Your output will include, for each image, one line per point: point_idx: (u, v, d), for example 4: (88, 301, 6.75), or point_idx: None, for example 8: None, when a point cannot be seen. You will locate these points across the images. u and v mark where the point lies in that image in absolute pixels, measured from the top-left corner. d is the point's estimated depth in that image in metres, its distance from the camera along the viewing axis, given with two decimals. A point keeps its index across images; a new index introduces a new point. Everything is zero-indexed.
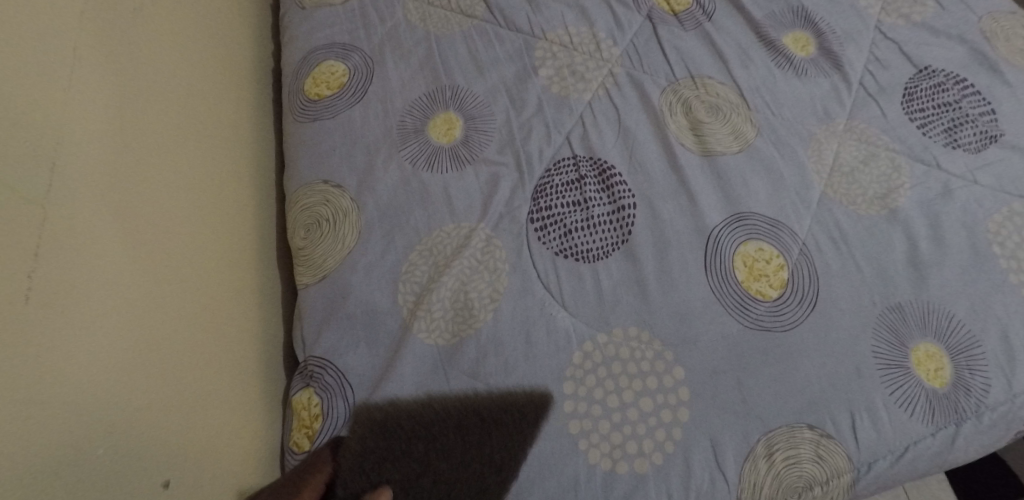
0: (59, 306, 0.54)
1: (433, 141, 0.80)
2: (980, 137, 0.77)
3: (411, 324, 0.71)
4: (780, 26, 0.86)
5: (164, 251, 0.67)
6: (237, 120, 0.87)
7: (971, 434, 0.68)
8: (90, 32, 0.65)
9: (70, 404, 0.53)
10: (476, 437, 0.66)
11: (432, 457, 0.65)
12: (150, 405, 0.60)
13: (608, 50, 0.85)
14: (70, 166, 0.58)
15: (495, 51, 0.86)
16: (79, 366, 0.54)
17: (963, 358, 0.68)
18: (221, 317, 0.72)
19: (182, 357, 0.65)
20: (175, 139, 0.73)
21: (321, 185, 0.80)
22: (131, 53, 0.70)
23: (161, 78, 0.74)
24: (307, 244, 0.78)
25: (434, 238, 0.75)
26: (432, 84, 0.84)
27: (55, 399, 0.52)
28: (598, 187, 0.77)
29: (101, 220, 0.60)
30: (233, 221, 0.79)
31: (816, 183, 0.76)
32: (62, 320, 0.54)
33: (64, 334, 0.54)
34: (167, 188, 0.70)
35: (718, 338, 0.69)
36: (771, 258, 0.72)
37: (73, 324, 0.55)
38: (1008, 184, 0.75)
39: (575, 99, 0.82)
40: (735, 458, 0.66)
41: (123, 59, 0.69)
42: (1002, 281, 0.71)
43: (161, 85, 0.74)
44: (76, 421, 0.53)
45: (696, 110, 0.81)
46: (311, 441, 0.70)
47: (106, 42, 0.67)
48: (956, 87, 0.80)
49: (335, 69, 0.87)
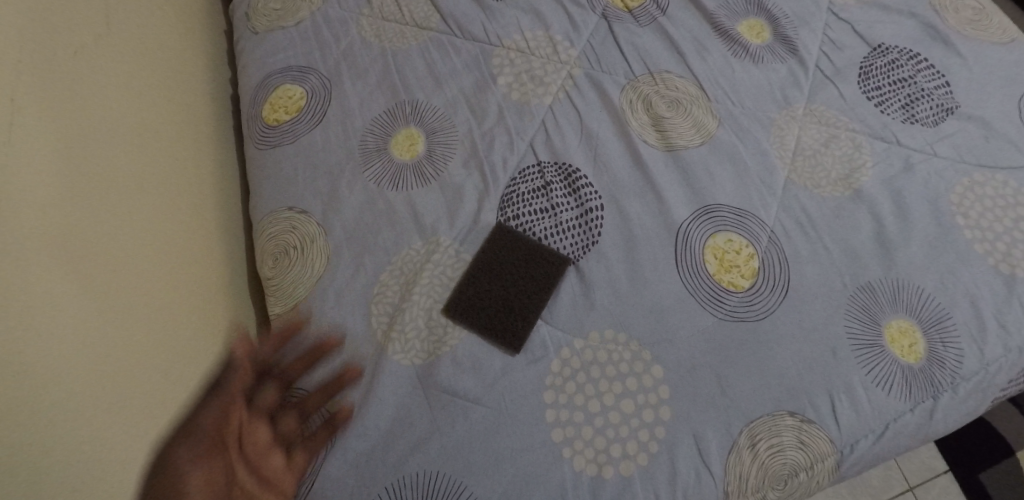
0: (21, 367, 0.55)
1: (396, 158, 0.80)
2: (937, 110, 0.78)
3: (386, 347, 0.71)
4: (733, 14, 0.86)
5: (128, 294, 0.68)
6: (199, 152, 0.87)
7: (951, 406, 0.69)
8: (32, 85, 0.65)
9: (40, 461, 0.54)
10: (523, 260, 0.73)
11: (502, 290, 0.72)
12: (121, 447, 0.61)
13: (565, 52, 0.85)
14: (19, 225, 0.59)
15: (452, 62, 0.86)
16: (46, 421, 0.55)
17: (936, 331, 0.69)
18: (195, 352, 0.73)
19: (153, 396, 0.66)
20: (132, 181, 0.74)
21: (287, 212, 0.79)
22: (79, 102, 0.70)
23: (113, 122, 0.74)
24: (276, 274, 0.77)
25: (404, 257, 0.75)
26: (391, 100, 0.84)
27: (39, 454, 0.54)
28: (564, 191, 0.77)
29: (55, 272, 0.61)
30: (200, 255, 0.80)
31: (780, 169, 0.76)
32: (25, 379, 0.55)
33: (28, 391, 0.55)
34: (125, 231, 0.70)
35: (694, 333, 0.70)
36: (740, 248, 0.72)
37: (34, 381, 0.55)
38: (968, 154, 0.76)
39: (536, 104, 0.82)
40: (719, 452, 0.66)
41: (69, 108, 0.69)
42: (968, 252, 0.71)
43: (113, 130, 0.74)
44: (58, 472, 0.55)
45: (655, 105, 0.81)
46: (294, 473, 0.68)
47: (50, 93, 0.67)
48: (910, 62, 0.81)
49: (292, 93, 0.86)
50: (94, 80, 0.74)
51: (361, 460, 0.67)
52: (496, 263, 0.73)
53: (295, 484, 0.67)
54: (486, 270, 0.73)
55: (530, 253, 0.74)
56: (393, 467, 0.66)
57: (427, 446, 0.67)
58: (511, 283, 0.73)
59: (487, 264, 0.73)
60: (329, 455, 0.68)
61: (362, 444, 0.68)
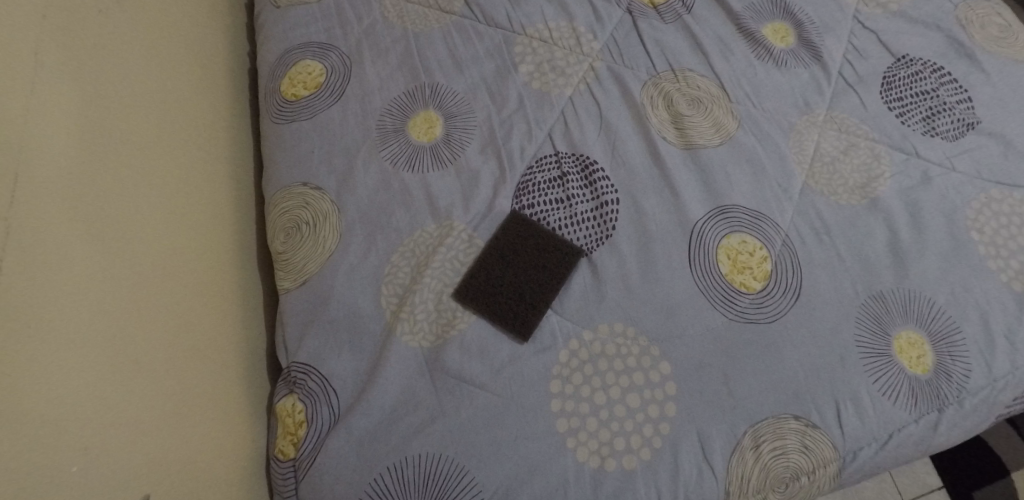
0: (24, 323, 0.54)
1: (413, 140, 0.80)
2: (957, 125, 0.78)
3: (394, 327, 0.71)
4: (759, 17, 0.86)
5: (139, 258, 0.67)
6: (215, 124, 0.86)
7: (955, 419, 0.69)
8: (51, 44, 0.65)
9: (38, 421, 0.54)
10: (533, 248, 0.73)
11: (513, 276, 0.72)
12: (127, 413, 0.61)
13: (588, 45, 0.85)
14: (32, 181, 0.58)
15: (474, 47, 0.85)
16: (48, 379, 0.55)
17: (945, 344, 0.69)
18: (205, 323, 0.73)
19: (161, 364, 0.66)
20: (148, 146, 0.73)
21: (301, 187, 0.79)
22: (98, 64, 0.70)
23: (132, 88, 0.74)
24: (287, 248, 0.77)
25: (417, 239, 0.75)
26: (411, 82, 0.83)
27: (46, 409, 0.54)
28: (580, 183, 0.77)
29: (68, 232, 0.61)
30: (213, 227, 0.79)
31: (797, 173, 0.76)
32: (24, 336, 0.54)
33: (29, 349, 0.54)
34: (139, 196, 0.70)
35: (704, 331, 0.70)
36: (754, 250, 0.72)
37: (34, 338, 0.55)
38: (986, 171, 0.76)
39: (557, 95, 0.82)
40: (723, 451, 0.66)
41: (89, 70, 0.69)
42: (981, 267, 0.71)
43: (132, 95, 0.74)
44: (66, 429, 0.55)
45: (676, 103, 0.80)
46: (297, 449, 0.69)
47: (69, 54, 0.67)
48: (933, 75, 0.81)
49: (312, 69, 0.86)
50: (115, 44, 0.74)
51: (363, 439, 0.67)
52: (508, 249, 0.73)
53: (297, 459, 0.68)
54: (497, 256, 0.73)
55: (541, 241, 0.73)
56: (395, 448, 0.66)
57: (430, 428, 0.67)
58: (521, 270, 0.72)
59: (498, 250, 0.73)
60: (331, 432, 0.68)
61: (365, 423, 0.67)
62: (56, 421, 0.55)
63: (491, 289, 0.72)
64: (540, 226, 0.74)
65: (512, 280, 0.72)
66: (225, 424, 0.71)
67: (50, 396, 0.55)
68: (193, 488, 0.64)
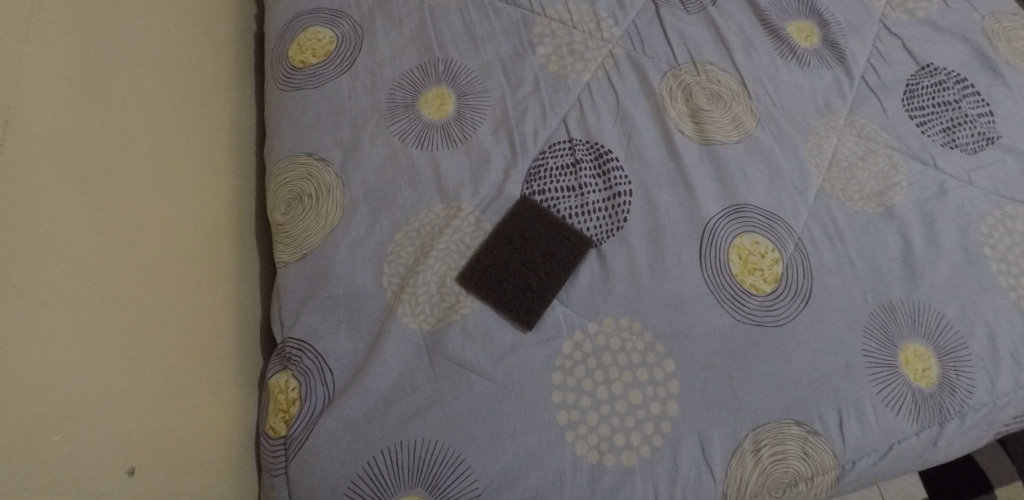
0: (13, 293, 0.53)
1: (423, 116, 0.77)
2: (977, 139, 0.77)
3: (394, 308, 0.69)
4: (785, 14, 0.84)
5: (132, 227, 0.65)
6: (220, 92, 0.83)
7: (954, 434, 0.69)
8: (48, 4, 0.62)
9: (34, 389, 0.52)
10: (543, 237, 0.71)
11: (518, 263, 0.70)
12: (112, 386, 0.58)
13: (609, 30, 0.82)
14: (18, 142, 0.56)
15: (491, 25, 0.83)
16: (40, 349, 0.53)
17: (950, 359, 0.69)
18: (198, 299, 0.70)
19: (152, 348, 0.63)
20: (147, 117, 0.70)
21: (304, 158, 0.77)
22: (99, 26, 0.68)
23: (133, 57, 0.71)
24: (287, 221, 0.74)
25: (422, 218, 0.73)
26: (424, 56, 0.81)
27: (41, 379, 0.53)
28: (594, 172, 0.75)
29: (60, 194, 0.59)
30: (211, 204, 0.76)
31: (814, 177, 0.75)
32: (9, 308, 0.52)
33: (24, 314, 0.53)
34: (134, 163, 0.67)
35: (712, 331, 0.68)
36: (766, 251, 0.71)
37: (17, 302, 0.53)
38: (1002, 187, 0.75)
39: (573, 79, 0.80)
40: (724, 453, 0.65)
41: (89, 35, 0.66)
42: (992, 283, 0.71)
43: (133, 66, 0.71)
44: (60, 399, 0.54)
45: (696, 96, 0.79)
46: (288, 426, 0.66)
47: (70, 16, 0.65)
48: (956, 86, 0.80)
49: (322, 36, 0.83)
50: (117, 7, 0.71)
51: (358, 421, 0.65)
52: (517, 236, 0.71)
53: (288, 437, 0.66)
54: (506, 242, 0.71)
55: (551, 230, 0.71)
56: (390, 431, 0.64)
57: (426, 414, 0.65)
58: (528, 257, 0.70)
59: (508, 236, 0.71)
60: (325, 412, 0.66)
61: (361, 404, 0.66)
62: (50, 395, 0.53)
63: (496, 274, 0.70)
64: (551, 214, 0.72)
65: (518, 267, 0.70)
66: (215, 397, 0.68)
67: (47, 366, 0.54)
68: (175, 471, 0.62)
